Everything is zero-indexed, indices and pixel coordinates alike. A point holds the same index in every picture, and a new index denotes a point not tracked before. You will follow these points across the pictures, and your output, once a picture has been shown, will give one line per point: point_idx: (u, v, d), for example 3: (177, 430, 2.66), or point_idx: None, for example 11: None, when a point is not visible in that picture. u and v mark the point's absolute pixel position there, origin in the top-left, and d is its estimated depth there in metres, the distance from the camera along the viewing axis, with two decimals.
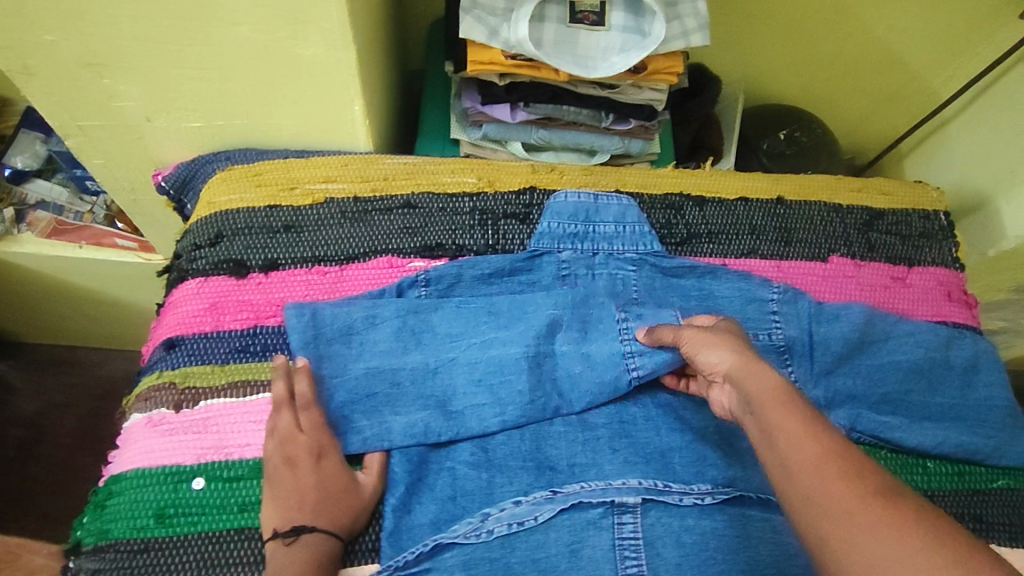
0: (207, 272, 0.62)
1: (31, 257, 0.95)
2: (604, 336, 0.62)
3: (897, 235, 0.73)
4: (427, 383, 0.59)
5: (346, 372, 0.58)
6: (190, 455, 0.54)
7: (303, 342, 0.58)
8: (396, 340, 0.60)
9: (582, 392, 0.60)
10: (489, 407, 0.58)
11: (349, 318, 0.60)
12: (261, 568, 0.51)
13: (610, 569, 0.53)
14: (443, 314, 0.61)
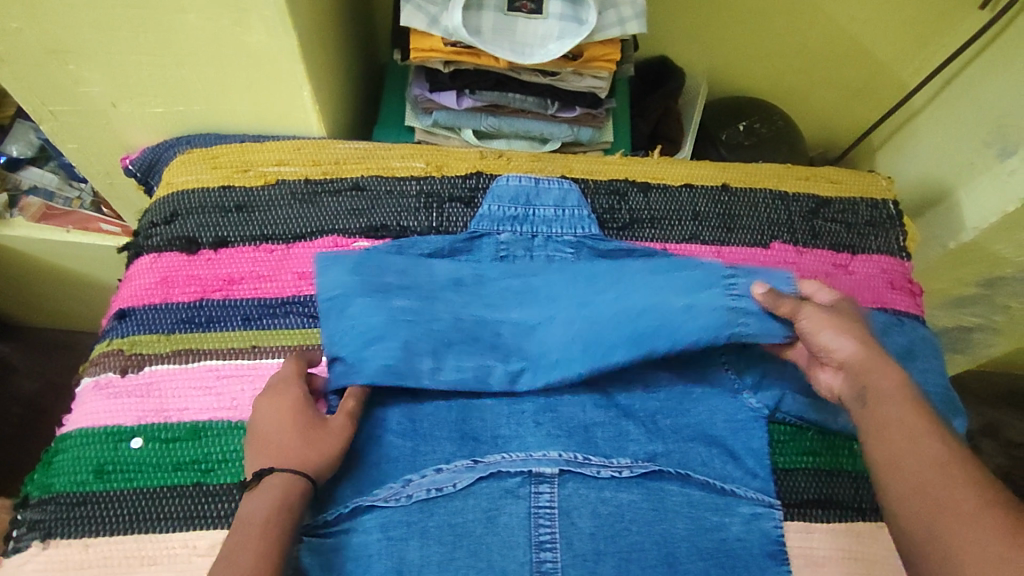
0: (161, 248, 0.66)
1: (21, 242, 1.00)
2: (697, 286, 0.61)
3: (843, 223, 0.74)
4: (524, 338, 0.63)
5: (447, 316, 0.63)
6: (132, 416, 0.58)
7: (390, 282, 0.63)
8: (512, 296, 0.65)
9: (681, 333, 0.59)
10: (568, 354, 0.60)
11: (460, 272, 0.66)
12: (189, 524, 0.54)
13: (524, 536, 0.55)
14: (551, 278, 0.66)
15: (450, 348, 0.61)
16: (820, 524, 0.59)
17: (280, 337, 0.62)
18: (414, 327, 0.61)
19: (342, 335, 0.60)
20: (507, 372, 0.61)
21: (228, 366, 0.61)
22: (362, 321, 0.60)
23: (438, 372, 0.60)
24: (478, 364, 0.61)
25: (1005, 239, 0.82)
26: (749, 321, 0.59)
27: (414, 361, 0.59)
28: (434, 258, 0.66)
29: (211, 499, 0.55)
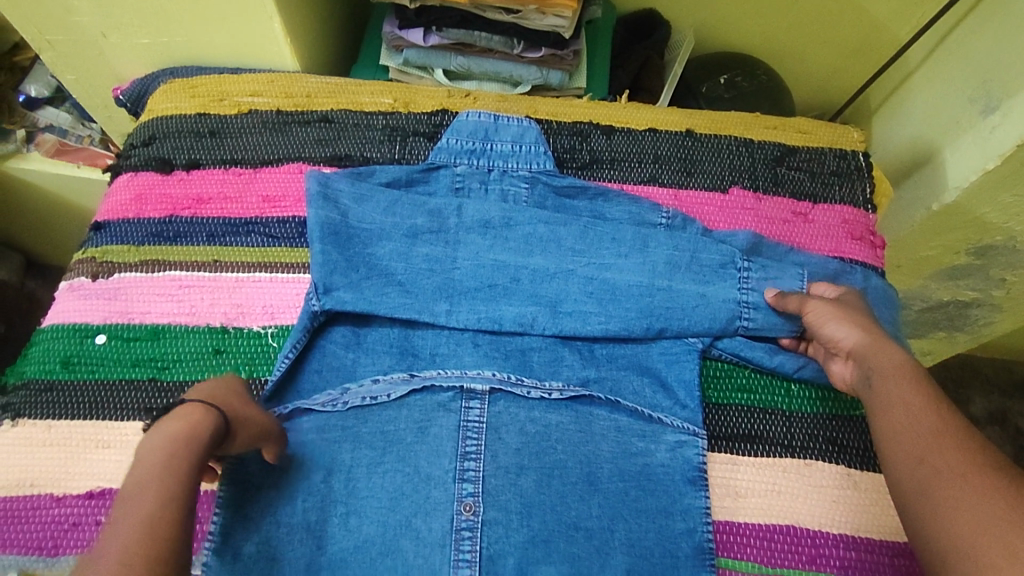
0: (138, 168, 0.70)
1: (42, 176, 1.08)
2: (693, 278, 0.64)
3: (807, 172, 0.73)
4: (545, 285, 0.64)
5: (471, 257, 0.65)
6: (98, 316, 0.62)
7: (420, 225, 0.65)
8: (526, 241, 0.65)
9: (643, 320, 0.62)
10: (598, 316, 0.63)
11: (488, 214, 0.66)
12: (141, 414, 0.59)
13: (451, 447, 0.57)
14: (573, 231, 0.66)
15: (475, 291, 0.64)
16: (746, 457, 0.59)
17: (240, 253, 0.66)
18: (438, 272, 0.64)
19: (371, 269, 0.63)
20: (518, 314, 0.63)
21: (190, 276, 0.65)
22: (386, 262, 0.63)
23: (452, 313, 0.63)
24: (492, 308, 0.63)
25: (990, 200, 0.79)
26: (754, 315, 0.63)
27: (430, 304, 0.63)
28: (468, 200, 0.67)
29: (164, 394, 0.59)
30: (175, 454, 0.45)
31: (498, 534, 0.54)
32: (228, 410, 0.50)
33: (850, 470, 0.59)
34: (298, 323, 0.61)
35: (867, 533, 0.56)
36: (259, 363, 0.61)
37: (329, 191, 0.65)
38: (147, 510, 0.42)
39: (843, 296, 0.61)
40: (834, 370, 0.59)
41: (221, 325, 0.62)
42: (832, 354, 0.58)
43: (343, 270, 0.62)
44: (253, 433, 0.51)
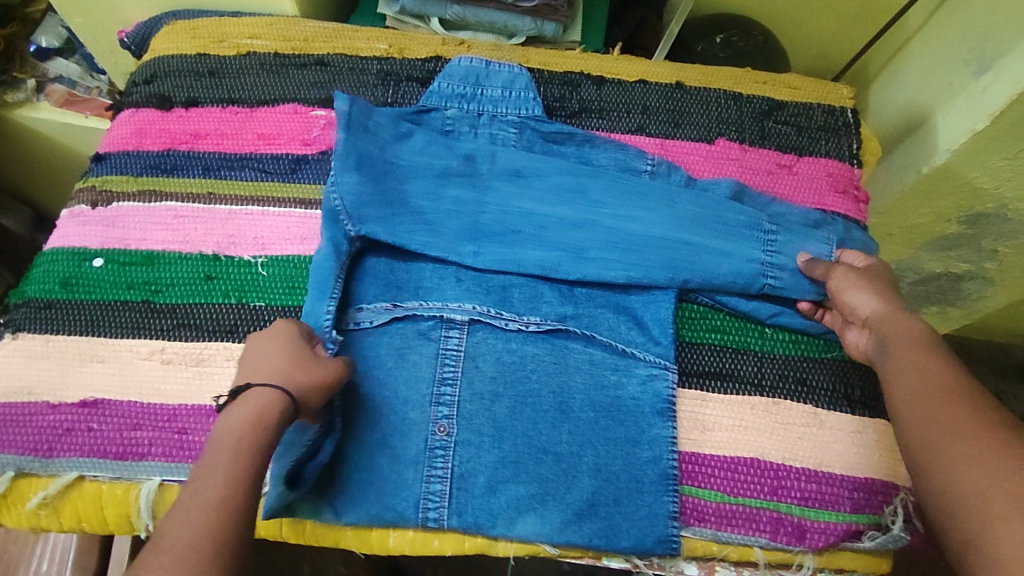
0: (139, 105, 0.73)
1: (50, 124, 1.10)
2: (731, 238, 0.64)
3: (794, 126, 0.74)
4: (568, 233, 0.65)
5: (499, 204, 0.66)
6: (97, 241, 0.65)
7: (452, 167, 0.67)
8: (555, 192, 0.67)
9: (642, 271, 0.63)
10: (617, 263, 0.63)
11: (517, 163, 0.68)
12: (134, 332, 0.61)
13: (429, 373, 0.59)
14: (601, 183, 0.67)
15: (501, 235, 0.65)
16: (716, 394, 0.60)
17: (234, 186, 0.68)
18: (466, 214, 0.65)
19: (402, 206, 0.65)
20: (541, 259, 0.64)
21: (185, 207, 0.67)
22: (417, 201, 0.65)
23: (477, 256, 0.64)
24: (516, 253, 0.64)
25: (980, 165, 0.79)
26: (780, 275, 0.64)
27: (457, 245, 0.64)
28: (501, 148, 0.69)
29: (158, 315, 0.62)
30: (250, 434, 0.49)
31: (470, 453, 0.57)
32: (296, 384, 0.52)
33: (818, 410, 0.60)
34: (331, 246, 0.62)
35: (829, 468, 0.58)
36: (249, 291, 0.63)
37: (367, 129, 0.66)
38: (216, 488, 0.46)
39: (871, 267, 0.61)
40: (847, 337, 0.60)
41: (214, 253, 0.65)
42: (849, 323, 0.60)
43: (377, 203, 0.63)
44: (320, 395, 0.54)
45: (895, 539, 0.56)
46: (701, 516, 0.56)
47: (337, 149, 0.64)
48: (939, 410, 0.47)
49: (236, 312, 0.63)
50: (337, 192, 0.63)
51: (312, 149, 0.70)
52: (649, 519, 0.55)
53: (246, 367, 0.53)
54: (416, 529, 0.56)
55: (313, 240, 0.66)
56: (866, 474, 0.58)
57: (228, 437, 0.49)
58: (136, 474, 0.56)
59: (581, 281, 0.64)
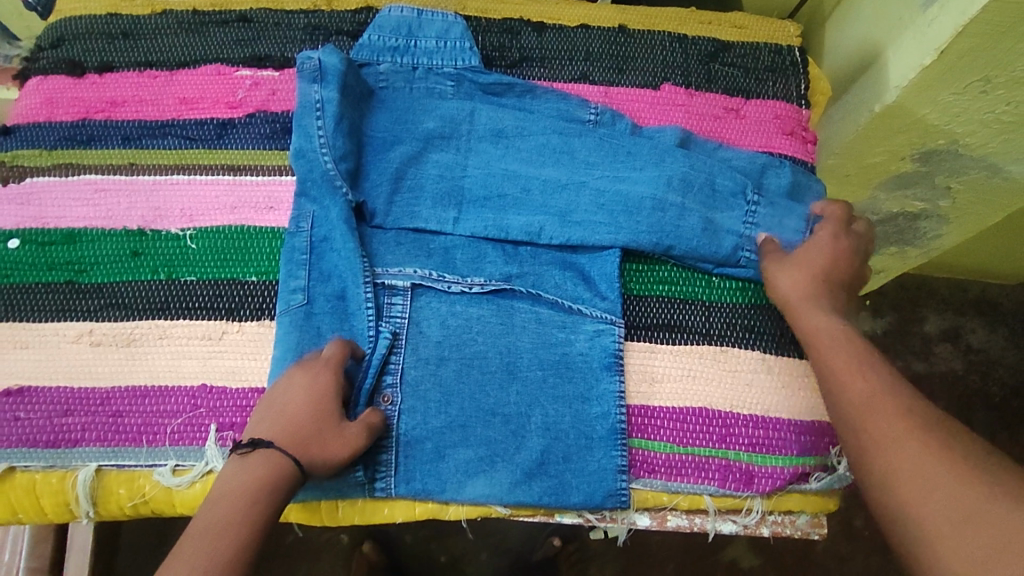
0: (47, 71, 0.67)
1: None
2: (700, 201, 0.63)
3: (741, 67, 0.72)
4: (551, 196, 0.64)
5: (482, 167, 0.65)
6: (12, 220, 0.61)
7: (434, 129, 0.65)
8: (539, 150, 0.66)
9: (600, 235, 0.61)
10: (606, 226, 0.62)
11: (502, 123, 0.66)
12: (57, 315, 0.58)
13: (367, 341, 0.58)
14: (586, 143, 0.66)
15: (485, 201, 0.64)
16: (663, 345, 0.60)
17: (156, 155, 0.64)
18: (448, 179, 0.64)
19: (381, 173, 0.63)
20: (526, 224, 0.63)
21: (106, 180, 0.63)
22: (406, 169, 0.64)
23: (459, 222, 0.63)
24: (500, 218, 0.63)
25: (929, 101, 0.79)
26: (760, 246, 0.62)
27: (439, 211, 0.63)
28: (481, 105, 0.67)
29: (83, 295, 0.59)
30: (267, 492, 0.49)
31: (416, 420, 0.56)
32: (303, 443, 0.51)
33: (765, 356, 0.60)
34: (345, 224, 0.60)
35: (777, 412, 0.58)
36: (181, 265, 0.60)
37: (350, 87, 0.63)
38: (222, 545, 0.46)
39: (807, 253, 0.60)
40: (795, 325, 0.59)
41: (139, 227, 0.61)
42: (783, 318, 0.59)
43: (348, 175, 0.62)
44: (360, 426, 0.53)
45: (841, 479, 0.56)
46: (651, 467, 0.56)
47: (329, 106, 0.61)
48: (873, 404, 0.47)
49: (165, 290, 0.60)
50: (329, 153, 0.61)
51: (238, 112, 0.67)
52: (599, 474, 0.55)
53: (265, 414, 0.53)
54: (365, 499, 0.55)
55: (245, 208, 0.63)
56: (813, 416, 0.58)
57: (235, 494, 0.48)
58: (70, 461, 0.54)
59: (525, 240, 0.62)
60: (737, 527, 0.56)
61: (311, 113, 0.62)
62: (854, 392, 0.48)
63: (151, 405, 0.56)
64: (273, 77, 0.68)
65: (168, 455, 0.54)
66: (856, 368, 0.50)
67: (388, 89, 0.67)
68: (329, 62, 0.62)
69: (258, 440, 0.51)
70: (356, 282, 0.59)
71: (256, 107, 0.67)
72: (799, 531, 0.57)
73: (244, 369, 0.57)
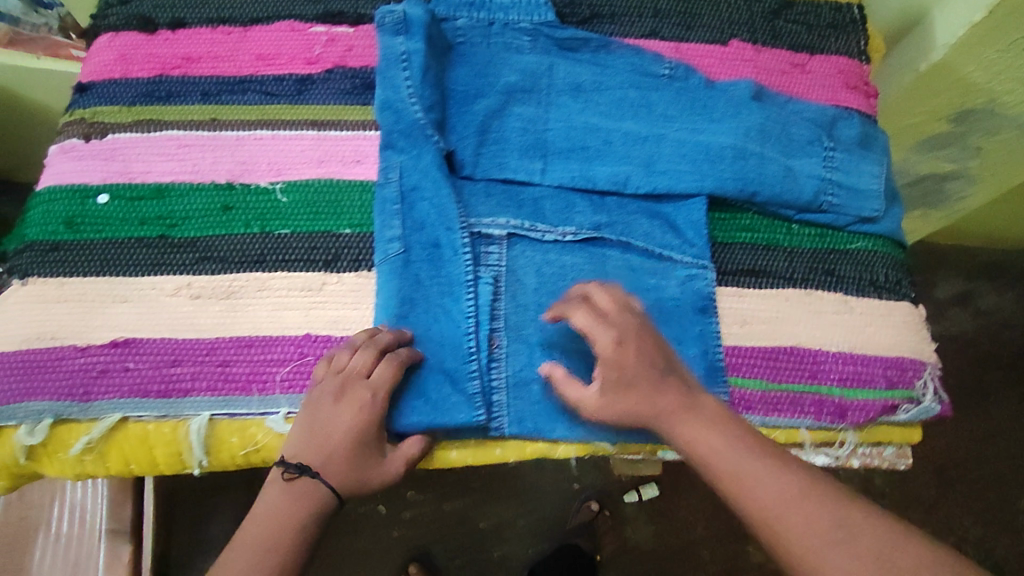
0: (118, 27, 0.66)
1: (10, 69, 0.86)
2: (779, 151, 0.64)
3: (804, 24, 0.73)
4: (633, 148, 0.64)
5: (563, 120, 0.65)
6: (98, 176, 0.60)
7: (514, 83, 0.65)
8: (617, 104, 0.66)
9: (686, 184, 0.63)
10: (691, 174, 0.63)
11: (580, 77, 0.66)
12: (152, 270, 0.58)
13: (464, 290, 0.58)
14: (664, 96, 0.66)
15: (569, 153, 0.64)
16: (751, 289, 0.62)
17: (238, 111, 0.64)
18: (532, 132, 0.64)
19: (467, 126, 0.63)
20: (613, 174, 0.63)
21: (189, 136, 0.62)
22: (491, 121, 0.64)
23: (547, 173, 0.63)
24: (587, 169, 0.63)
25: (974, 59, 0.81)
26: (839, 193, 0.64)
27: (526, 163, 0.63)
28: (558, 59, 0.67)
29: (177, 249, 0.59)
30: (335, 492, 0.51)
31: (521, 363, 0.58)
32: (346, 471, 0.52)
33: (848, 297, 0.62)
34: (437, 169, 0.61)
35: (863, 350, 0.61)
36: (274, 220, 0.60)
37: (434, 40, 0.64)
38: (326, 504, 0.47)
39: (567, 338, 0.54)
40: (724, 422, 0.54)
41: (227, 182, 0.61)
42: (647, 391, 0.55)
43: (436, 125, 0.62)
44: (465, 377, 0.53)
45: (927, 411, 0.60)
46: (748, 404, 0.58)
47: (416, 57, 0.62)
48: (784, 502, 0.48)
49: (259, 245, 0.60)
50: (418, 103, 0.61)
51: (316, 68, 0.66)
52: None
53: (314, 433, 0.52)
54: (479, 439, 0.58)
55: (331, 162, 0.63)
56: (896, 352, 0.61)
57: None
58: (183, 410, 0.55)
59: (611, 189, 0.63)
60: (830, 459, 0.60)
61: (397, 65, 0.62)
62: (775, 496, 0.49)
63: (258, 354, 0.56)
64: (348, 33, 0.67)
65: (280, 403, 0.55)
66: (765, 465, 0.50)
67: (466, 44, 0.67)
68: (413, 13, 0.63)
69: (305, 465, 0.51)
70: (451, 230, 0.59)
71: (334, 62, 0.66)
72: (886, 461, 0.60)
73: (347, 318, 0.58)
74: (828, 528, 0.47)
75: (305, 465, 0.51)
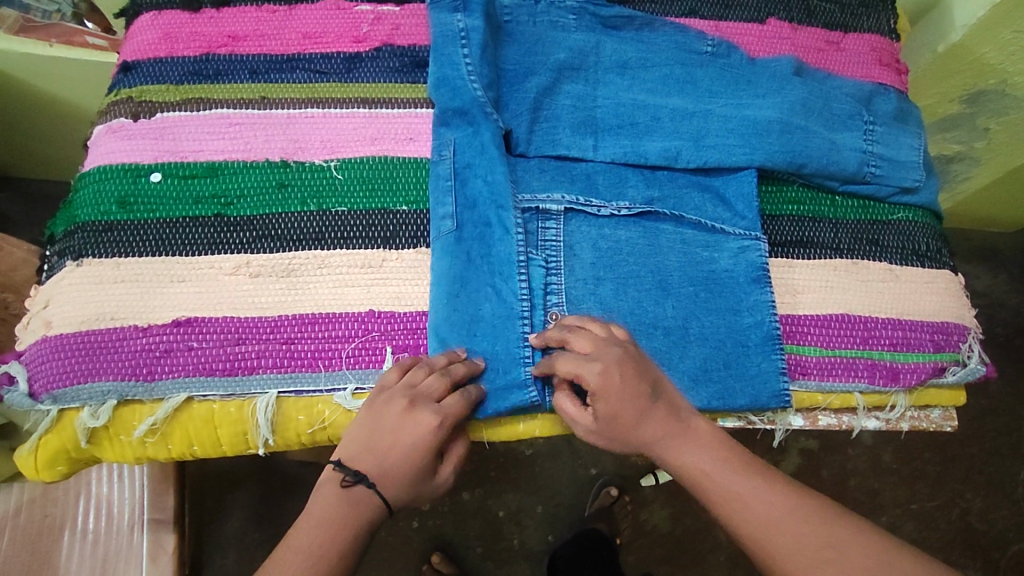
0: (161, 6, 0.66)
1: (30, 59, 0.82)
2: (822, 125, 0.66)
3: (837, 4, 0.75)
4: (682, 123, 0.65)
5: (611, 97, 0.66)
6: (148, 155, 0.60)
7: (564, 60, 0.66)
8: (663, 81, 0.67)
9: (735, 158, 0.64)
10: (741, 148, 0.64)
11: (626, 55, 0.67)
12: (207, 249, 0.57)
13: (514, 267, 0.58)
14: (709, 74, 0.67)
15: (618, 129, 0.65)
16: (800, 260, 0.64)
17: (288, 89, 0.64)
18: (582, 109, 0.65)
19: (520, 103, 0.64)
20: (663, 148, 0.64)
21: (239, 114, 0.62)
22: (542, 99, 0.64)
23: (599, 149, 0.64)
24: (638, 144, 0.64)
25: (991, 39, 0.83)
26: (880, 164, 0.66)
27: (578, 140, 0.64)
28: (605, 37, 0.68)
29: (232, 228, 0.58)
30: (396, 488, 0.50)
31: None
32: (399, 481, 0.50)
33: (893, 265, 0.64)
34: (494, 146, 0.61)
35: (910, 316, 0.62)
36: (330, 197, 0.60)
37: (486, 17, 0.64)
38: None
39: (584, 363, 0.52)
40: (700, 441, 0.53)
41: (281, 159, 0.61)
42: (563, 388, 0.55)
43: (493, 102, 0.63)
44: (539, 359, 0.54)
45: (972, 373, 0.61)
46: (805, 370, 0.60)
47: (475, 34, 0.63)
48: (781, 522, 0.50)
49: (315, 223, 0.59)
50: (477, 80, 0.62)
51: (364, 46, 0.66)
52: (761, 377, 0.59)
53: (376, 437, 0.50)
54: (544, 412, 0.58)
55: (385, 140, 0.63)
56: (941, 318, 0.63)
57: None
58: (249, 389, 0.53)
59: (662, 164, 0.64)
60: (880, 422, 0.62)
61: (455, 42, 0.63)
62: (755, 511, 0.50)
63: (322, 331, 0.55)
64: (394, 11, 0.68)
65: (348, 379, 0.54)
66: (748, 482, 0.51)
67: (514, 22, 0.67)
68: None
69: (362, 475, 0.49)
70: (503, 208, 0.59)
71: (382, 41, 0.66)
72: (934, 424, 0.62)
73: (408, 294, 0.57)
74: (818, 549, 0.48)
75: (362, 472, 0.49)
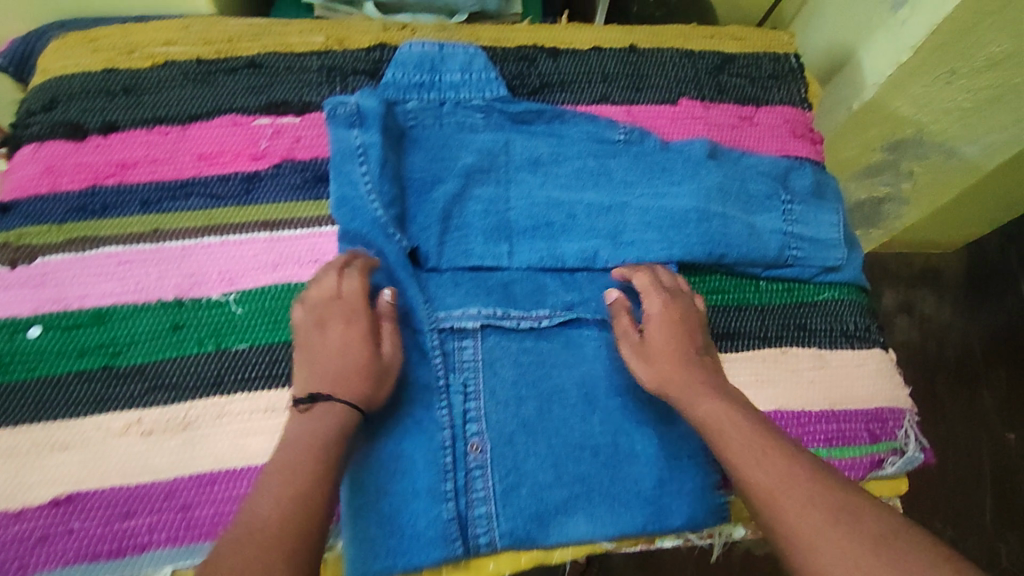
0: (43, 137, 0.63)
1: None
2: (739, 208, 0.65)
3: (747, 77, 0.76)
4: (598, 220, 0.64)
5: (524, 197, 0.64)
6: (28, 307, 0.56)
7: (472, 164, 0.64)
8: (576, 176, 0.65)
9: (653, 254, 0.62)
10: (659, 243, 0.62)
11: (537, 151, 0.66)
12: (92, 409, 0.53)
13: (436, 398, 0.55)
14: (622, 164, 0.66)
15: (533, 230, 0.63)
16: (728, 354, 0.62)
17: (182, 217, 0.60)
18: (494, 213, 0.63)
19: (428, 215, 0.62)
20: (581, 250, 0.62)
21: (128, 251, 0.58)
22: (452, 208, 0.62)
23: (514, 255, 0.62)
24: (554, 247, 0.62)
25: (902, 94, 0.82)
26: (802, 245, 0.65)
27: (492, 247, 0.62)
28: (513, 135, 0.66)
29: (121, 381, 0.54)
30: None
31: (505, 468, 0.54)
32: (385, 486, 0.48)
33: (822, 349, 0.63)
34: (401, 266, 0.58)
35: (843, 406, 0.61)
36: (230, 334, 0.56)
37: (385, 125, 0.63)
38: None
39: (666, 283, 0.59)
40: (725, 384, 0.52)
41: (175, 298, 0.57)
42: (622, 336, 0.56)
43: (397, 221, 0.60)
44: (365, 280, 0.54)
45: (911, 460, 0.61)
46: None
47: (372, 150, 0.60)
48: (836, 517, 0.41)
49: (214, 366, 0.55)
50: (377, 200, 0.59)
51: (263, 163, 0.63)
52: (697, 494, 0.55)
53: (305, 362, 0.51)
54: (468, 557, 0.53)
55: (287, 265, 0.59)
56: (874, 403, 0.62)
57: None
58: (139, 568, 0.49)
59: (581, 265, 0.62)
60: None
61: (353, 159, 0.60)
62: (831, 540, 0.40)
63: (221, 492, 0.51)
64: (294, 123, 0.65)
65: None
66: (827, 507, 0.41)
67: (419, 126, 0.65)
68: (367, 106, 0.62)
69: (317, 395, 0.48)
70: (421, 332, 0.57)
71: (282, 156, 0.64)
72: None
73: None
74: None
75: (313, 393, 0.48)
